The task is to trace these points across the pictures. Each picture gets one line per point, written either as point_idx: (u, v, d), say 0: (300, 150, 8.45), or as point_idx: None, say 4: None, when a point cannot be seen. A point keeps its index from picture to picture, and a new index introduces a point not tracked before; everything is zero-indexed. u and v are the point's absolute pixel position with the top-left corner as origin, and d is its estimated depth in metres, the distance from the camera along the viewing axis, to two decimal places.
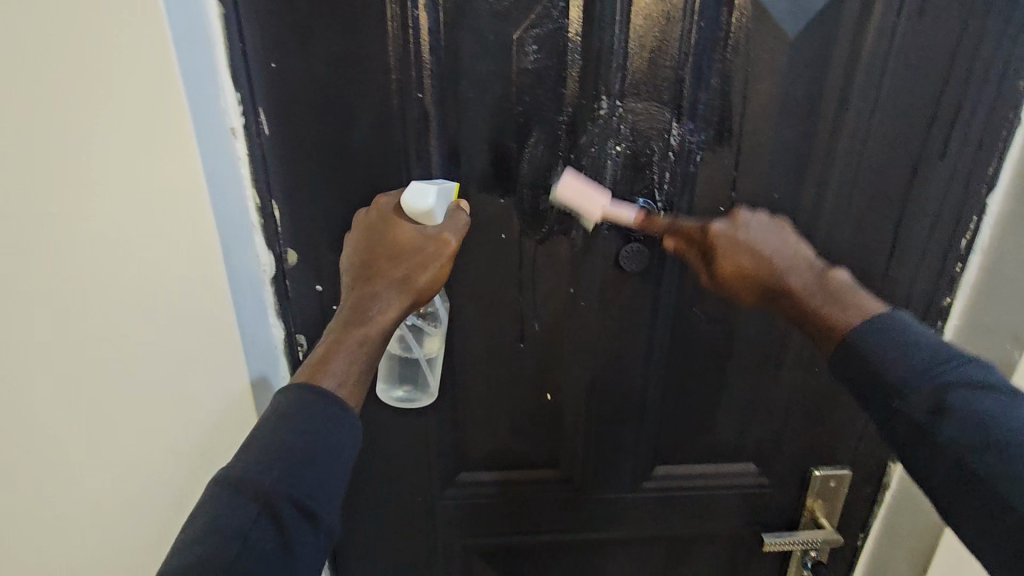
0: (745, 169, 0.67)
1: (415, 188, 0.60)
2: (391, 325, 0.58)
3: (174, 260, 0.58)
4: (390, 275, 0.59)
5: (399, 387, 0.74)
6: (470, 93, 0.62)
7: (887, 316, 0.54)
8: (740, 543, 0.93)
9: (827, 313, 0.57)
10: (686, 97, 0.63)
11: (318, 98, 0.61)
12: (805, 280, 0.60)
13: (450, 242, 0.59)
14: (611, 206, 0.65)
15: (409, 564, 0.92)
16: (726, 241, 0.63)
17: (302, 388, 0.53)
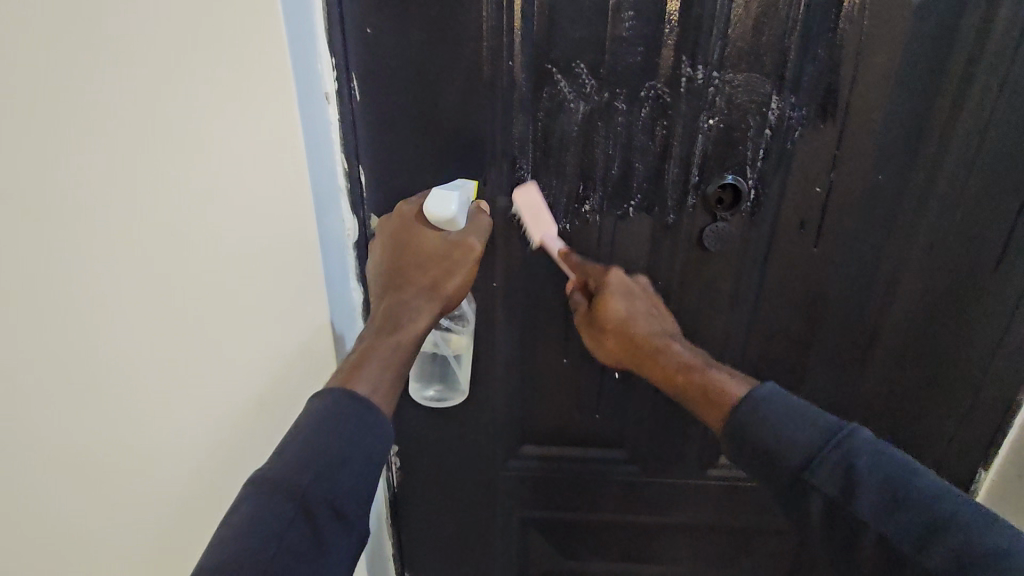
0: (847, 148, 0.63)
1: (437, 195, 0.61)
2: (423, 333, 0.60)
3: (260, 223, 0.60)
4: (417, 283, 0.61)
5: (432, 386, 0.77)
6: (560, 62, 0.61)
7: (764, 390, 0.57)
8: (804, 540, 0.91)
9: (711, 382, 0.60)
10: (790, 69, 0.60)
11: (410, 65, 0.61)
12: (682, 349, 0.65)
13: (475, 247, 0.61)
14: (550, 234, 0.67)
15: (469, 532, 0.94)
16: (615, 291, 0.65)
17: (339, 395, 0.53)
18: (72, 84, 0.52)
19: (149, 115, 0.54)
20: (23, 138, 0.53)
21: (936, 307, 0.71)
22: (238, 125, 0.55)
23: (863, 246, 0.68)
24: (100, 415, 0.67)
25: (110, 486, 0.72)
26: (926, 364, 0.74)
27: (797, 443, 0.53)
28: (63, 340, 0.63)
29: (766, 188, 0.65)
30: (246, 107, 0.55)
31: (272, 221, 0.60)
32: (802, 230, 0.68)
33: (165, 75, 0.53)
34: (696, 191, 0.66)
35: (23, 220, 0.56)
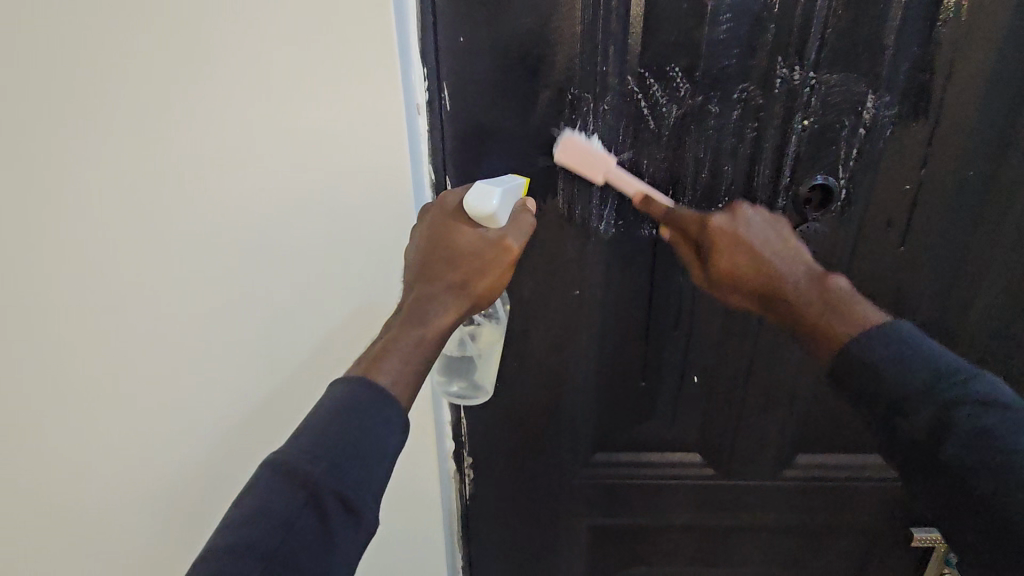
0: (938, 145, 0.63)
1: (479, 189, 0.57)
2: (447, 330, 0.57)
3: (327, 215, 0.61)
4: (446, 278, 0.57)
5: (455, 382, 0.73)
6: (654, 67, 0.60)
7: (887, 331, 0.52)
8: (876, 537, 0.90)
9: (825, 323, 0.55)
10: (885, 68, 0.60)
11: (502, 74, 0.61)
12: (802, 284, 0.58)
13: (511, 248, 0.57)
14: (615, 171, 0.62)
15: (537, 543, 0.93)
16: (726, 240, 0.61)
17: (360, 383, 0.51)
18: (167, 71, 0.54)
19: (254, 119, 0.56)
20: (108, 113, 0.56)
21: (1020, 300, 0.71)
22: (339, 128, 0.57)
23: (949, 243, 0.68)
24: (196, 401, 0.71)
25: (204, 468, 0.76)
26: (1006, 356, 0.75)
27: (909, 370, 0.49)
28: (167, 330, 0.67)
29: (854, 187, 0.66)
30: (333, 108, 0.56)
31: (341, 215, 0.61)
32: (890, 228, 0.68)
33: (264, 72, 0.54)
34: (786, 192, 0.66)
35: (135, 216, 0.60)
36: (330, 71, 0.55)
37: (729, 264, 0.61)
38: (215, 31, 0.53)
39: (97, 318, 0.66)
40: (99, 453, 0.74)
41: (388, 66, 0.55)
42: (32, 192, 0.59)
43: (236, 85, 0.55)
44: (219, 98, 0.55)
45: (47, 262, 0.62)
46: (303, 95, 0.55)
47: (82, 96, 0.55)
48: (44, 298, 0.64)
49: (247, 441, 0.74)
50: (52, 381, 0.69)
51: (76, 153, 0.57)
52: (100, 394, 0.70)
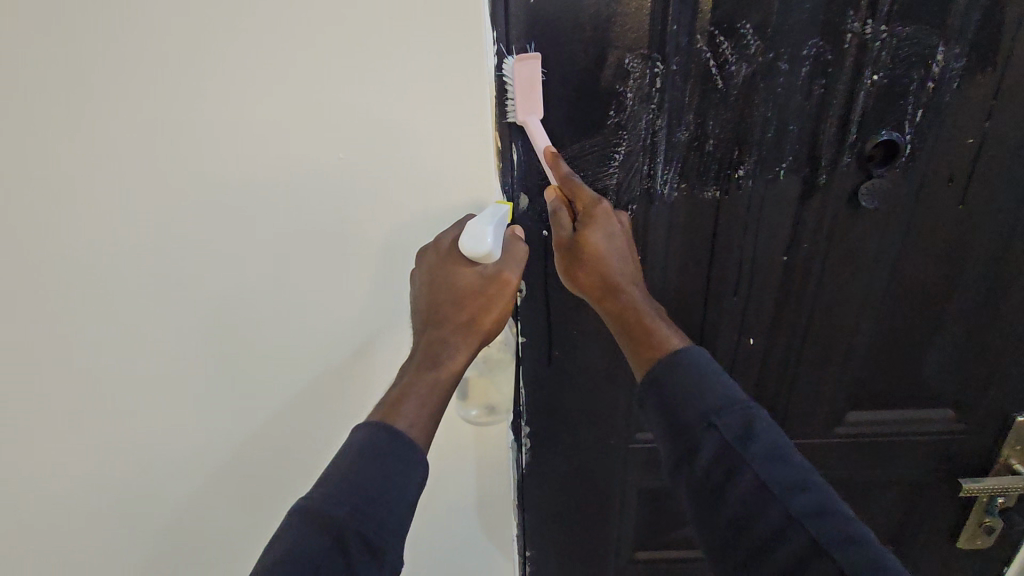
0: (1005, 97, 0.63)
1: (472, 231, 0.62)
2: (460, 369, 0.64)
3: (382, 178, 0.63)
4: (454, 320, 0.64)
5: (472, 407, 0.79)
6: (726, 24, 0.59)
7: (692, 352, 0.61)
8: (920, 490, 0.93)
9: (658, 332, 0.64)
10: (958, 18, 0.59)
11: (572, 35, 0.60)
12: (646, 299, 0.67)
13: (510, 281, 0.63)
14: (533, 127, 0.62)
15: (589, 506, 0.95)
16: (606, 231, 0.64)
17: (380, 428, 0.57)
18: (239, 38, 0.55)
19: (323, 86, 0.58)
20: (174, 78, 0.57)
21: None
22: (417, 102, 0.59)
23: (1010, 196, 0.69)
24: (280, 371, 0.75)
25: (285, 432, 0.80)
26: None
27: (704, 398, 0.58)
28: (255, 306, 0.70)
29: (919, 142, 0.66)
30: (400, 75, 0.58)
31: (397, 179, 0.63)
32: (951, 183, 0.68)
33: (336, 39, 0.56)
34: (852, 148, 0.66)
35: (228, 194, 0.63)
36: (406, 40, 0.56)
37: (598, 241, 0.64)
38: (307, 10, 0.54)
39: (185, 296, 0.68)
40: (181, 429, 0.77)
41: (461, 33, 0.56)
42: (126, 176, 0.61)
43: (306, 52, 0.56)
44: (310, 76, 0.57)
45: (136, 243, 0.64)
46: (372, 62, 0.57)
47: (177, 76, 0.56)
48: (130, 280, 0.66)
49: (329, 404, 0.78)
50: (134, 361, 0.71)
51: (169, 134, 0.59)
52: (184, 370, 0.73)
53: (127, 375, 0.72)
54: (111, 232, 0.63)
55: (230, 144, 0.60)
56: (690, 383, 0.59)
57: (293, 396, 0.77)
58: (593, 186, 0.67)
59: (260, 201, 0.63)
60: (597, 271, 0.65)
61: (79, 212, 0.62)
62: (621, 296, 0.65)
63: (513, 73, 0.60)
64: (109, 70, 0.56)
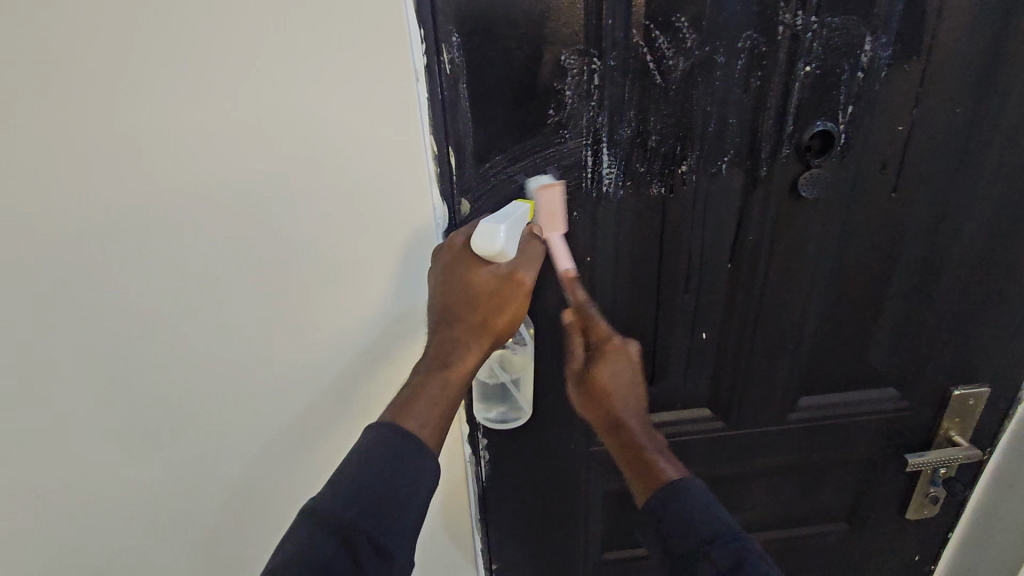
0: (930, 85, 0.65)
1: (484, 229, 0.58)
2: (473, 368, 0.61)
3: (308, 188, 0.59)
4: (467, 321, 0.61)
5: (495, 408, 0.79)
6: (662, 18, 0.58)
7: (680, 486, 0.62)
8: (869, 467, 0.96)
9: (653, 459, 0.66)
10: (884, 8, 0.60)
11: (504, 34, 0.57)
12: (642, 433, 0.69)
13: (524, 282, 0.59)
14: (557, 241, 0.66)
15: (555, 513, 0.93)
16: (612, 377, 0.69)
17: (390, 431, 0.57)
18: (143, 43, 0.51)
19: (240, 92, 0.54)
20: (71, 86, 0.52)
21: (998, 232, 0.76)
22: (340, 107, 0.56)
23: (936, 180, 0.71)
24: (248, 397, 0.71)
25: (251, 458, 0.75)
26: (987, 285, 0.79)
27: (695, 524, 0.58)
28: (185, 328, 0.65)
29: (853, 132, 0.66)
30: (321, 78, 0.54)
31: (324, 189, 0.59)
32: (885, 170, 0.69)
33: (252, 42, 0.52)
34: (790, 140, 0.66)
35: (147, 211, 0.59)
36: (325, 42, 0.53)
37: (604, 377, 0.69)
38: (217, 11, 0.51)
39: (127, 320, 0.64)
40: (123, 460, 0.72)
41: (384, 34, 0.53)
42: (43, 195, 0.57)
43: (216, 56, 0.52)
44: (224, 82, 0.54)
45: (76, 265, 0.60)
46: (289, 66, 0.53)
47: (109, 88, 0.53)
48: (63, 302, 0.62)
49: (303, 429, 0.74)
50: (65, 389, 0.67)
51: (79, 148, 0.55)
52: (124, 398, 0.69)
53: (62, 404, 0.67)
54: (31, 254, 0.59)
55: (175, 159, 0.57)
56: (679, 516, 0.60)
57: (228, 422, 0.72)
58: (538, 188, 0.65)
59: (186, 218, 0.59)
60: (606, 408, 0.70)
61: (19, 233, 0.58)
62: (623, 432, 0.69)
63: (536, 198, 0.64)
64: (37, 84, 0.52)
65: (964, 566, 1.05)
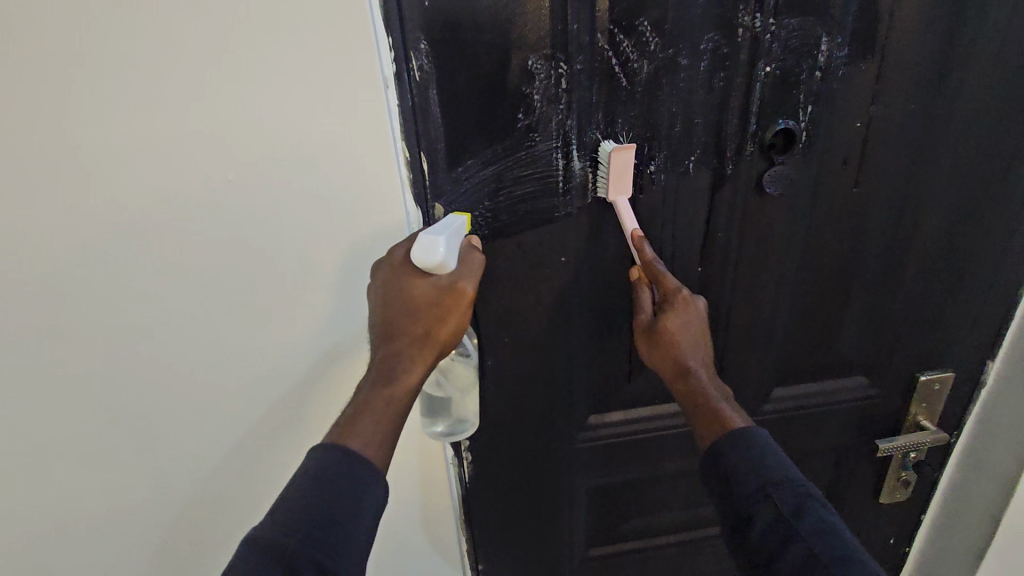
0: (885, 83, 0.67)
1: (423, 241, 0.58)
2: (418, 382, 0.62)
3: (277, 196, 0.59)
4: (410, 334, 0.61)
5: (439, 421, 0.75)
6: (626, 21, 0.59)
7: (753, 435, 0.63)
8: (843, 454, 0.99)
9: (713, 409, 0.66)
10: (839, 10, 0.62)
11: (471, 39, 0.58)
12: (705, 381, 0.69)
13: (466, 290, 0.60)
14: (623, 203, 0.67)
15: (539, 511, 0.94)
16: (682, 326, 0.68)
17: (334, 452, 0.57)
18: (104, 55, 0.51)
19: (204, 102, 0.54)
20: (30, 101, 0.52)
21: (956, 222, 0.79)
22: (307, 115, 0.56)
23: (897, 174, 0.74)
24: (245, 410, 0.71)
25: (248, 470, 0.76)
26: (948, 273, 0.82)
27: (773, 471, 0.60)
28: (156, 341, 0.64)
29: (814, 129, 0.69)
30: (286, 88, 0.55)
31: (293, 196, 0.60)
32: (846, 165, 0.72)
33: (216, 53, 0.52)
34: (754, 139, 0.68)
35: (112, 224, 0.58)
36: (289, 52, 0.53)
37: (675, 327, 0.68)
38: (180, 21, 0.50)
39: (106, 337, 0.63)
40: (103, 476, 0.71)
41: (351, 43, 0.54)
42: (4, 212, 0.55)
43: (179, 67, 0.52)
44: (190, 92, 0.53)
45: (54, 284, 0.59)
46: (255, 76, 0.54)
47: (89, 106, 0.53)
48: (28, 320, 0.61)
49: (304, 438, 0.75)
50: (33, 409, 0.65)
51: (39, 163, 0.54)
52: (102, 415, 0.67)
53: (31, 423, 0.66)
54: None
55: (160, 177, 0.56)
56: (755, 463, 0.61)
57: (202, 434, 0.72)
58: (511, 191, 0.66)
59: (154, 230, 0.59)
60: (671, 356, 0.69)
61: None
62: (690, 381, 0.68)
63: (609, 158, 0.64)
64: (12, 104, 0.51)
65: (936, 548, 1.09)
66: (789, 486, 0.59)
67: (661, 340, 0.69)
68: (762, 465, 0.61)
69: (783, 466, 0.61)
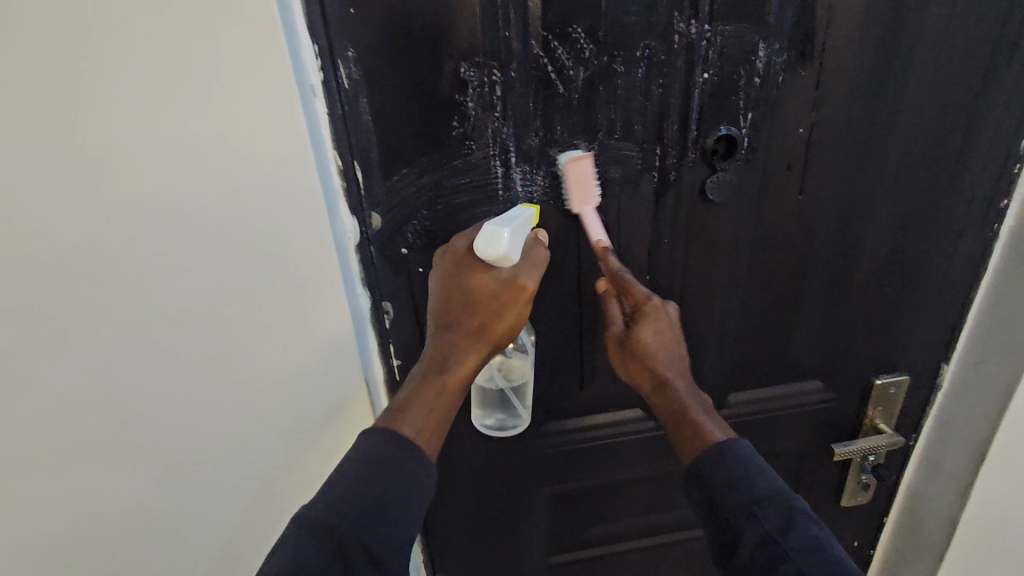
0: (825, 88, 0.67)
1: (486, 232, 0.58)
2: (469, 374, 0.63)
3: (230, 230, 0.56)
4: (466, 325, 0.62)
5: (491, 415, 0.81)
6: (559, 28, 0.59)
7: (730, 449, 0.62)
8: (803, 459, 0.98)
9: (698, 423, 0.65)
10: (774, 16, 0.62)
11: (400, 48, 0.57)
12: (689, 393, 0.67)
13: (525, 287, 0.61)
14: (590, 212, 0.66)
15: (498, 520, 0.93)
16: (662, 340, 0.67)
17: (386, 435, 0.57)
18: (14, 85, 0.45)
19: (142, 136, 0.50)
20: None
21: (905, 226, 0.79)
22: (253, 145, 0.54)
23: (843, 179, 0.74)
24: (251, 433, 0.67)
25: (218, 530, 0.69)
26: (898, 277, 0.83)
27: (743, 487, 0.59)
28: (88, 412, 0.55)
29: (756, 135, 0.68)
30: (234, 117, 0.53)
31: (247, 230, 0.57)
32: (790, 171, 0.72)
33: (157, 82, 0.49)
34: (695, 145, 0.68)
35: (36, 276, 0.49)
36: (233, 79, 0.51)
37: (650, 340, 0.66)
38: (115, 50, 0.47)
39: None
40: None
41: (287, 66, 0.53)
42: None
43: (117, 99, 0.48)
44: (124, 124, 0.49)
45: None
46: (200, 105, 0.51)
47: (43, 129, 0.47)
48: None
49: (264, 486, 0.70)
50: None
51: None
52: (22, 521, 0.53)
53: None
54: None
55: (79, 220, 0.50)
56: (733, 477, 0.60)
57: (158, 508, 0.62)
58: (450, 200, 0.65)
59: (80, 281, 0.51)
60: (648, 367, 0.68)
61: None
62: (670, 394, 0.67)
63: (566, 170, 0.65)
64: None
65: (897, 549, 1.09)
66: (773, 498, 0.58)
67: (637, 353, 0.67)
68: (733, 484, 0.59)
69: (765, 476, 0.60)
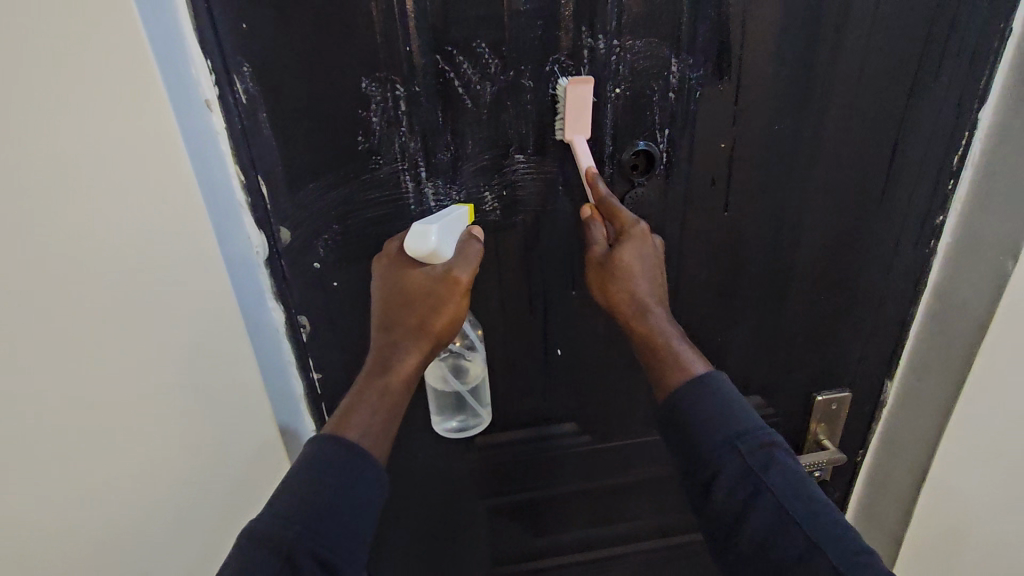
0: (744, 103, 0.66)
1: (416, 229, 0.57)
2: (414, 372, 0.60)
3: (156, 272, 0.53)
4: (406, 323, 0.60)
5: (451, 418, 0.82)
6: (461, 43, 0.58)
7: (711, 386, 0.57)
8: None
9: (667, 359, 0.60)
10: (685, 31, 0.61)
11: (296, 63, 0.56)
12: (664, 321, 0.62)
13: (460, 279, 0.58)
14: (581, 139, 0.62)
15: (436, 531, 0.93)
16: (637, 259, 0.61)
17: (324, 440, 0.53)
18: None
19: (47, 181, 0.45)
20: None
21: (838, 241, 0.77)
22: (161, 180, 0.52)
23: (770, 194, 0.73)
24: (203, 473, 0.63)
25: None
26: (835, 292, 0.81)
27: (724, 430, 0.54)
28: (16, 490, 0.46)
29: (675, 150, 0.67)
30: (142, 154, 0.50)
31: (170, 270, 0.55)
32: (714, 186, 0.71)
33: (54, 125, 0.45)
34: (612, 160, 0.67)
35: None
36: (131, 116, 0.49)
37: (630, 257, 0.61)
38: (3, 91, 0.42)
39: None
40: None
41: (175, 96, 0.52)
42: None
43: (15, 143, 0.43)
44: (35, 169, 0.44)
45: None
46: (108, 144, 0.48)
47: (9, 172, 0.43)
48: None
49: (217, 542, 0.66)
50: None
51: None
52: None
53: None
54: None
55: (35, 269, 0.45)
56: (709, 416, 0.55)
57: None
58: (360, 214, 0.65)
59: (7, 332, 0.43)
60: (624, 286, 0.62)
61: None
62: (647, 318, 0.61)
63: (565, 92, 0.60)
64: None
65: None
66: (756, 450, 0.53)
67: (610, 270, 0.62)
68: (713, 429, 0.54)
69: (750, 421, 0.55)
